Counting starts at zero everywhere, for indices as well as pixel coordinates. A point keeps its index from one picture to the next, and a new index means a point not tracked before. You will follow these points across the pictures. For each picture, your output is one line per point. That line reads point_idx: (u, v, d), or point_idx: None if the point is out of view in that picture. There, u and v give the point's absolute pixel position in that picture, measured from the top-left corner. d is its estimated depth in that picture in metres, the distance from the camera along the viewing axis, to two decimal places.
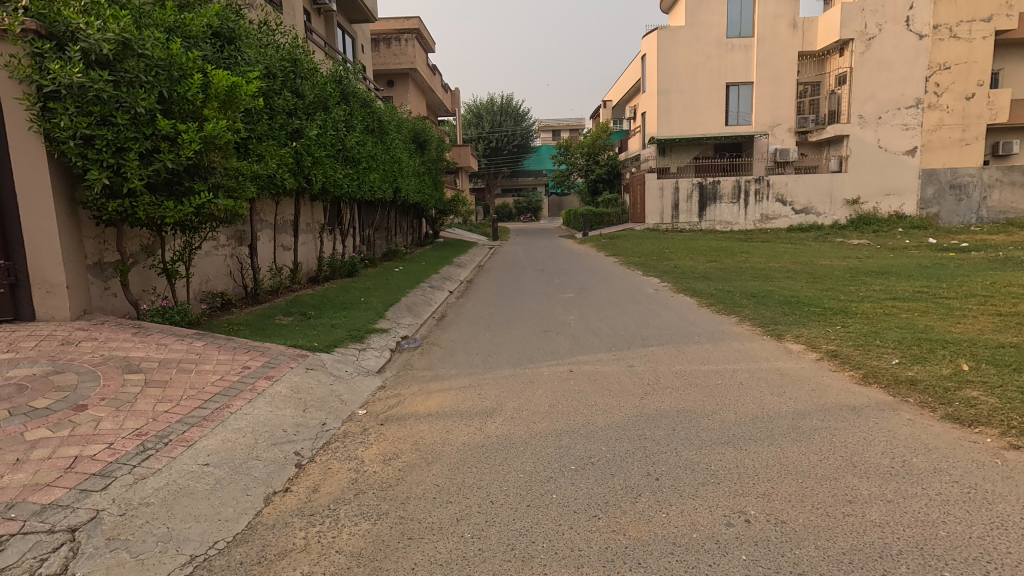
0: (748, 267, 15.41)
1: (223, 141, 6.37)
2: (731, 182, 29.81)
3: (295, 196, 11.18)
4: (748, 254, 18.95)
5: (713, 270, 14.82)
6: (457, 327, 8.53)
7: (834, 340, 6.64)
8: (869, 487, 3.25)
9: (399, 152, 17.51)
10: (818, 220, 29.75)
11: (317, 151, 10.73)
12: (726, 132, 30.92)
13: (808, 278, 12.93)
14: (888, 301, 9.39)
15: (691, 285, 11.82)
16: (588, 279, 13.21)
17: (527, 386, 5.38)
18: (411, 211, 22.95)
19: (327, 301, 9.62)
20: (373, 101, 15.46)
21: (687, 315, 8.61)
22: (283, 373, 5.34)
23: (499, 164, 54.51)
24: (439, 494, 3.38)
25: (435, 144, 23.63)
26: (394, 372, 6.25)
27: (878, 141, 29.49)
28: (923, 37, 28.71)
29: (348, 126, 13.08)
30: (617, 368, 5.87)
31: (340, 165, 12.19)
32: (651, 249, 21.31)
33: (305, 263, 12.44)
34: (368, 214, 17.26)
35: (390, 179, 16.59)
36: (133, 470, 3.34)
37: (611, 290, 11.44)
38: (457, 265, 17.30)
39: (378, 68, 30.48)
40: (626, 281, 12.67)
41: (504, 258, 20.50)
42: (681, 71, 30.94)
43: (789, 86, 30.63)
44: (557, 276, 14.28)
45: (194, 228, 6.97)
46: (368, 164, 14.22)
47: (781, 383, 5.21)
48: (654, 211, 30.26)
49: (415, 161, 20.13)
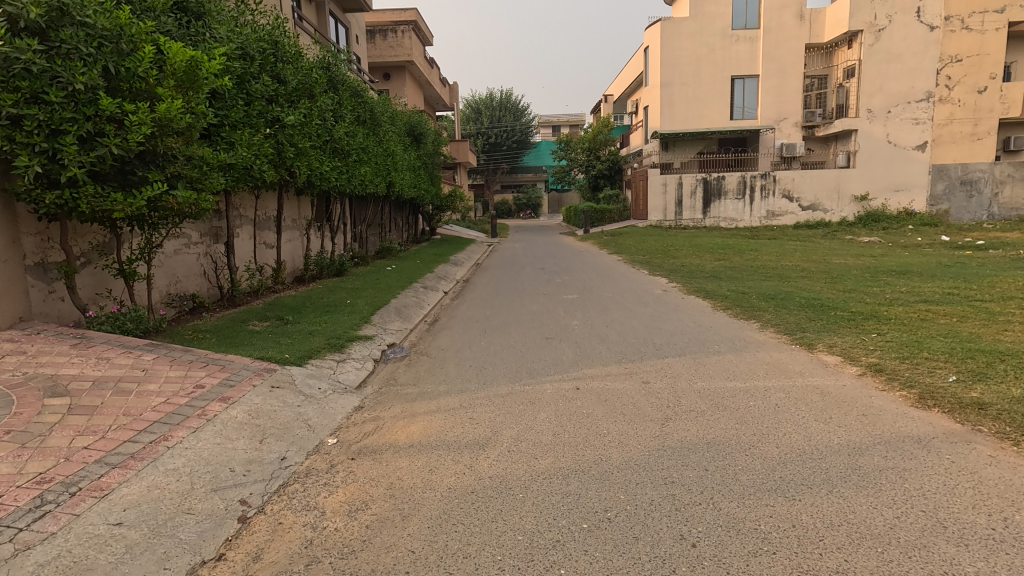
0: (759, 266, 14.68)
1: (181, 124, 5.60)
2: (736, 177, 29.03)
3: (277, 189, 10.39)
4: (757, 252, 18.21)
5: (722, 269, 14.04)
6: (451, 333, 7.80)
7: (872, 351, 5.88)
8: (974, 562, 2.50)
9: (392, 145, 16.72)
10: (825, 217, 29.01)
11: (301, 141, 9.95)
12: (731, 126, 30.12)
13: (825, 277, 12.18)
14: (919, 304, 8.61)
15: (702, 286, 11.06)
16: (591, 278, 12.48)
17: (527, 408, 4.62)
18: (406, 208, 22.16)
19: (309, 302, 8.85)
20: (364, 91, 14.63)
21: (701, 320, 7.83)
22: (242, 394, 4.54)
23: (498, 159, 53.75)
24: (415, 566, 2.62)
25: (432, 137, 22.85)
26: (375, 388, 5.49)
27: (887, 135, 28.68)
28: (934, 29, 27.88)
29: (336, 115, 12.26)
30: (630, 386, 5.09)
31: (326, 157, 11.38)
32: (655, 247, 20.60)
33: (289, 261, 11.64)
34: (360, 210, 16.46)
35: (383, 173, 15.78)
36: (16, 537, 2.59)
37: (615, 291, 10.68)
38: (453, 263, 16.51)
39: (374, 61, 29.65)
40: (631, 281, 11.91)
41: (502, 255, 19.73)
42: (684, 63, 30.13)
43: (795, 79, 29.81)
44: (558, 274, 13.59)
45: (152, 224, 6.18)
46: (359, 156, 13.44)
47: (823, 406, 4.45)
48: (657, 208, 29.46)
49: (410, 155, 19.32)
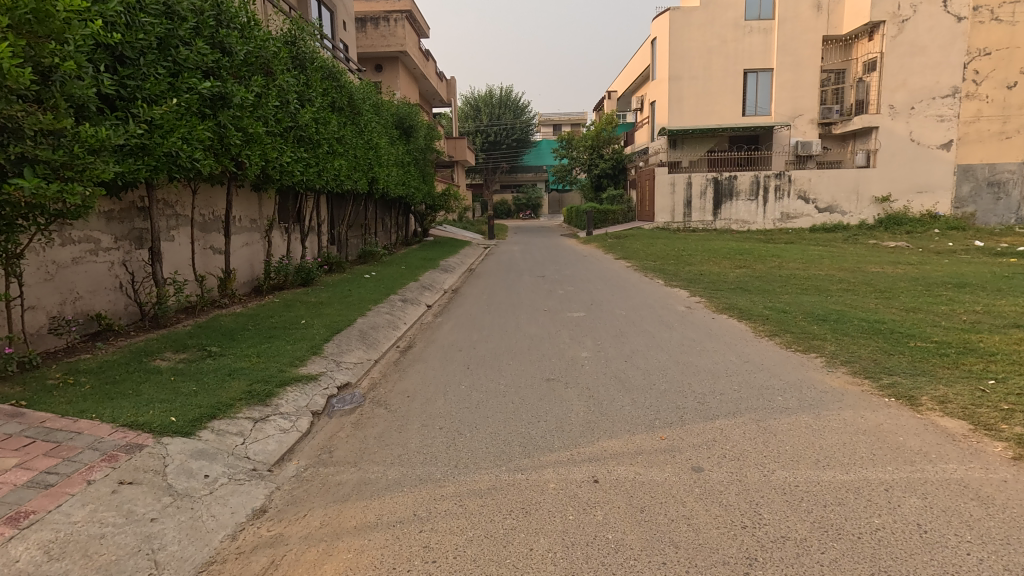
0: (787, 275, 12.98)
1: (20, 83, 3.87)
2: (748, 177, 27.33)
3: (224, 184, 8.69)
4: (779, 258, 16.51)
5: (746, 279, 12.36)
6: (424, 367, 6.07)
7: (1012, 413, 4.12)
8: None
9: (376, 137, 15.05)
10: (843, 220, 27.30)
11: (250, 126, 8.22)
12: (742, 123, 28.45)
13: (872, 291, 10.46)
14: (1013, 331, 6.87)
15: (731, 301, 9.36)
16: (599, 290, 10.83)
17: (519, 529, 2.88)
18: (395, 207, 20.49)
19: (252, 324, 7.13)
20: (341, 74, 12.90)
21: (744, 352, 6.12)
22: (55, 504, 2.82)
23: (497, 159, 52.20)
24: None
25: (424, 131, 21.11)
26: (298, 471, 3.75)
27: (910, 133, 26.96)
28: (962, 19, 26.17)
29: (303, 98, 10.55)
30: (674, 477, 3.37)
31: (287, 146, 9.65)
32: (666, 251, 18.95)
33: (244, 269, 9.95)
34: (339, 209, 14.78)
35: (364, 168, 14.05)
36: None
37: (629, 307, 8.97)
38: (443, 269, 14.79)
39: (365, 51, 27.98)
40: (644, 293, 10.26)
41: (498, 260, 18.01)
42: (694, 56, 28.47)
43: (812, 73, 28.13)
44: (560, 283, 11.94)
45: (8, 227, 4.47)
46: (332, 147, 11.74)
47: (1002, 535, 2.70)
48: (664, 209, 27.78)
49: (397, 150, 17.61)
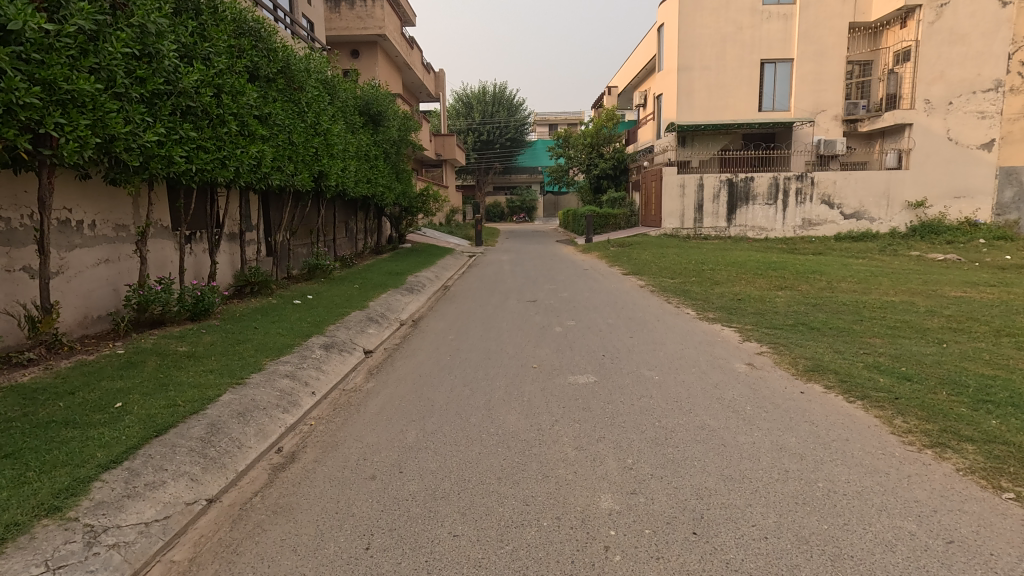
0: (851, 301, 10.02)
1: None
2: (767, 178, 24.45)
3: (36, 171, 5.59)
4: (824, 276, 13.53)
5: (800, 308, 9.39)
6: (283, 540, 2.96)
7: None
8: None
9: (327, 121, 12.00)
10: (871, 228, 24.46)
11: (62, 78, 5.13)
12: (759, 118, 25.63)
13: (995, 332, 7.48)
14: None
15: (810, 353, 6.35)
16: (611, 328, 7.82)
17: None
18: (360, 209, 17.40)
19: (20, 415, 4.05)
20: (271, 33, 9.85)
21: (920, 506, 3.12)
22: None
23: (490, 159, 49.19)
24: None
25: (399, 121, 18.05)
26: None
27: (948, 131, 24.15)
28: (1008, 4, 23.47)
29: (194, 54, 7.43)
30: None
31: (153, 116, 6.55)
32: (681, 264, 15.98)
33: (97, 299, 6.81)
34: (274, 209, 11.69)
35: (303, 159, 10.94)
36: None
37: (660, 364, 5.97)
38: (409, 287, 11.72)
39: (339, 34, 24.87)
40: (676, 336, 7.27)
41: (480, 275, 14.93)
42: (707, 43, 25.60)
43: (837, 64, 25.34)
44: (559, 314, 8.94)
45: None
46: (250, 128, 8.67)
47: None
48: (673, 213, 24.82)
49: (358, 140, 14.49)
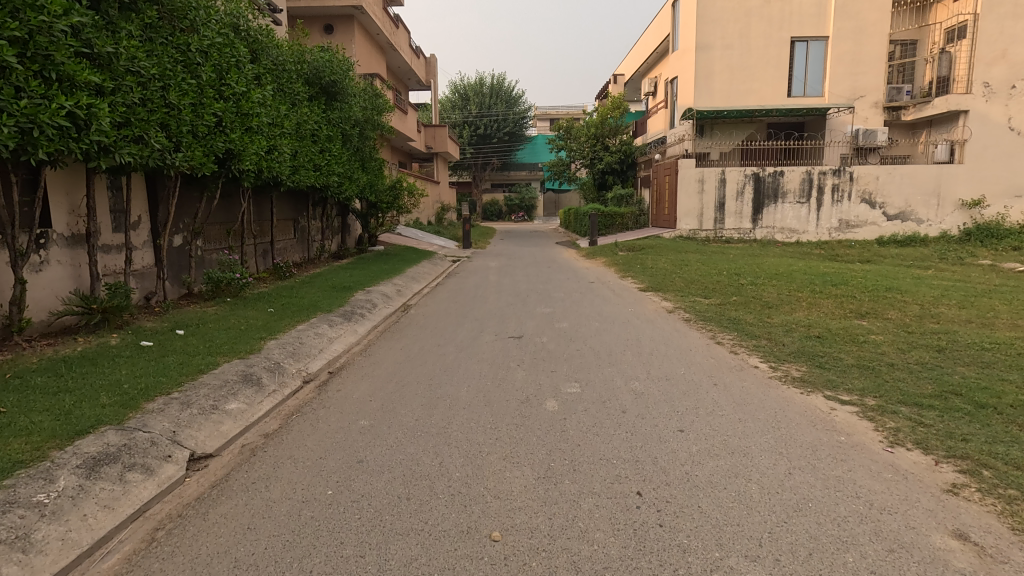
0: (982, 342, 6.82)
1: None
2: (799, 173, 21.18)
3: None
4: (905, 295, 10.31)
5: (921, 358, 6.17)
6: None
7: None
8: None
9: (238, 78, 8.69)
10: (919, 230, 21.20)
11: None
12: (789, 104, 22.40)
13: None
14: None
15: None
16: (643, 406, 4.54)
17: None
18: (310, 204, 14.11)
19: None
20: None
21: None
22: None
23: (488, 154, 45.89)
24: None
25: (364, 98, 14.81)
26: None
27: (1009, 118, 20.89)
28: None
29: None
30: None
31: None
32: (711, 276, 12.80)
33: None
34: (154, 199, 8.36)
35: (193, 130, 7.66)
36: None
37: (770, 544, 2.69)
38: (346, 310, 8.48)
39: (308, 5, 21.54)
40: (764, 435, 3.98)
41: (456, 289, 11.66)
42: (730, 17, 22.24)
43: (878, 43, 22.09)
44: (555, 368, 5.66)
45: None
46: (63, 69, 5.39)
47: None
48: (690, 212, 21.59)
49: (298, 115, 11.17)
